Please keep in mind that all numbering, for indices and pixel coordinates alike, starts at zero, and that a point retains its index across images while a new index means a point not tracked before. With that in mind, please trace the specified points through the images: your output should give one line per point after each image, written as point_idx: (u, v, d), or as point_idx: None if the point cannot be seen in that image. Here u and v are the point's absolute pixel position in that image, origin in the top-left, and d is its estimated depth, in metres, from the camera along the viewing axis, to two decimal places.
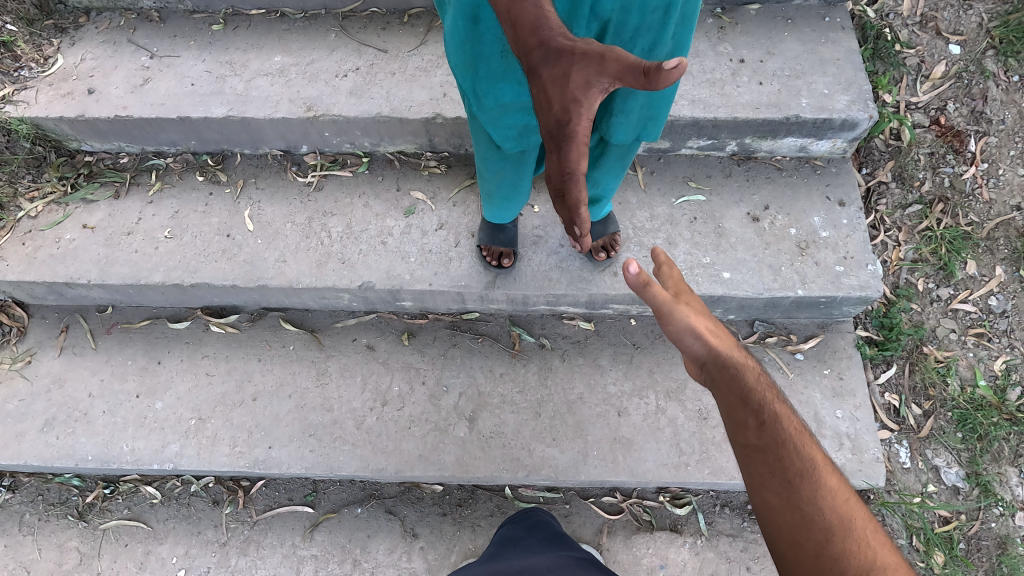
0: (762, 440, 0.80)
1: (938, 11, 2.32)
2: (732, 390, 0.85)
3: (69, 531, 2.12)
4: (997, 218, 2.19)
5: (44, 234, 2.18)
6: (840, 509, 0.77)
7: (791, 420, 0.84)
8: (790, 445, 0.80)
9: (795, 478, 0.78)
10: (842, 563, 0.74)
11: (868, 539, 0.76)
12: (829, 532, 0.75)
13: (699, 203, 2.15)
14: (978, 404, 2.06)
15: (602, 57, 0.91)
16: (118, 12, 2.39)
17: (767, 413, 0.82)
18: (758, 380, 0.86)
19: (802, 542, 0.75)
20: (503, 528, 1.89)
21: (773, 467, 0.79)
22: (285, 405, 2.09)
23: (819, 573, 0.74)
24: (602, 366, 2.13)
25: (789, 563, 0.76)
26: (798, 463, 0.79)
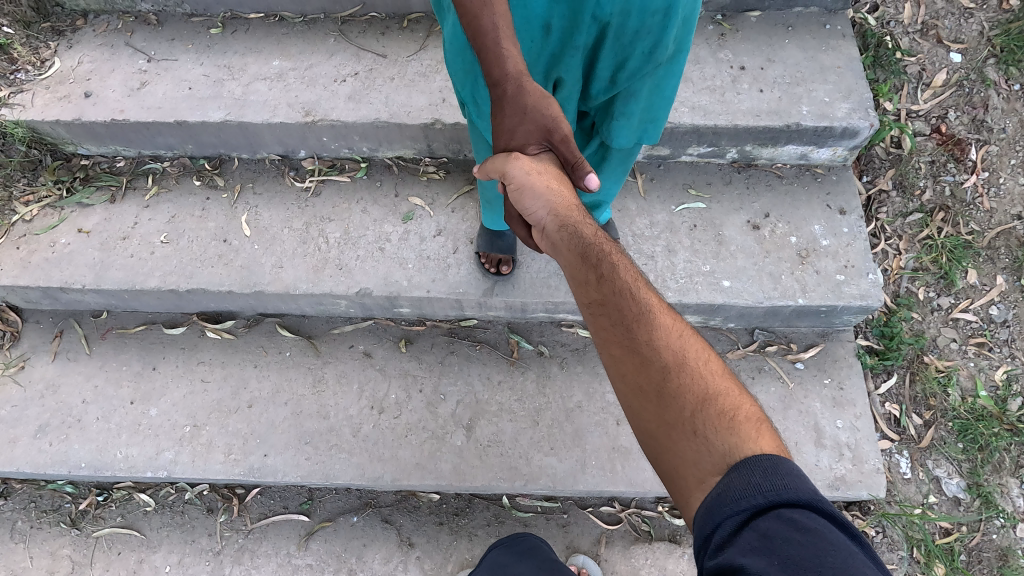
0: (600, 293, 0.95)
1: (938, 19, 2.32)
2: (572, 252, 1.03)
3: (62, 539, 2.10)
4: (998, 227, 2.18)
5: (39, 238, 2.16)
6: (676, 346, 0.89)
7: (629, 273, 0.98)
8: (625, 293, 0.94)
9: (632, 325, 0.90)
10: (681, 403, 0.84)
11: (704, 371, 0.87)
12: (666, 371, 0.86)
13: (699, 210, 2.14)
14: (979, 414, 2.04)
15: (549, 131, 1.19)
16: (116, 15, 2.38)
17: (603, 267, 0.98)
18: (595, 236, 1.05)
19: (643, 383, 0.86)
20: (493, 550, 1.86)
21: (613, 320, 0.92)
22: (281, 412, 2.08)
23: (661, 407, 0.84)
24: (601, 374, 2.12)
25: (634, 407, 0.88)
26: (635, 311, 0.92)
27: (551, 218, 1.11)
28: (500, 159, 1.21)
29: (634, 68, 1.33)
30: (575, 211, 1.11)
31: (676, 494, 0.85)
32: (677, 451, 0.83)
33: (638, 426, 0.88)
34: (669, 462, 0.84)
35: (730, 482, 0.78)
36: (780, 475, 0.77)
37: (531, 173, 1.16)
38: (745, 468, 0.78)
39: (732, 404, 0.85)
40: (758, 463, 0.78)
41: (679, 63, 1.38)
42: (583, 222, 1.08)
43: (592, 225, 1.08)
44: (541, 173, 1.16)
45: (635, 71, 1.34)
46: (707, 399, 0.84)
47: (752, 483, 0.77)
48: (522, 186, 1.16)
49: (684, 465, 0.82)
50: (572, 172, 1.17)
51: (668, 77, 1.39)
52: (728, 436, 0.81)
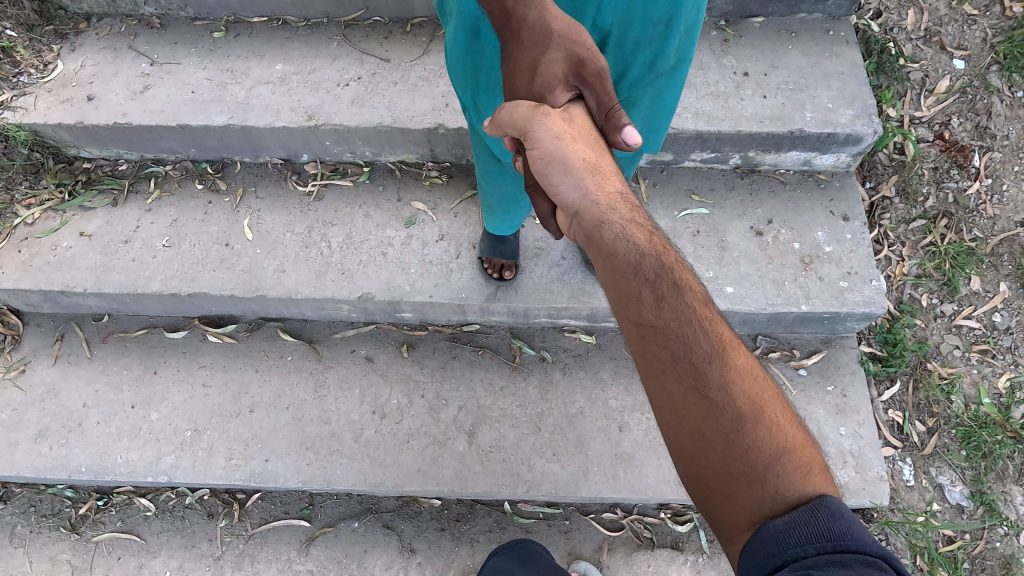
0: (661, 318, 0.92)
1: (942, 26, 2.32)
2: (624, 259, 0.97)
3: (62, 543, 2.09)
4: (1001, 233, 2.18)
5: (40, 241, 2.15)
6: (749, 390, 0.90)
7: (691, 296, 0.96)
8: (689, 325, 0.92)
9: (706, 364, 0.89)
10: (749, 452, 0.85)
11: (770, 416, 0.90)
12: (737, 420, 0.87)
13: (702, 216, 2.13)
14: (982, 422, 2.04)
15: (578, 64, 1.09)
16: (119, 18, 2.38)
17: (663, 287, 0.94)
18: (652, 244, 1.00)
19: (707, 429, 0.86)
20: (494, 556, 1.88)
21: (676, 352, 0.90)
22: (283, 417, 2.07)
23: (731, 452, 0.86)
24: (604, 380, 2.11)
25: (690, 446, 0.88)
26: (703, 348, 0.90)
27: (588, 204, 1.05)
28: (526, 108, 1.08)
29: (635, 78, 1.34)
30: (619, 208, 1.05)
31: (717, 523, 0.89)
32: (736, 497, 0.85)
33: (687, 462, 0.89)
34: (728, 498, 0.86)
35: (792, 530, 0.81)
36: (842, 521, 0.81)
37: (562, 136, 1.07)
38: (812, 515, 0.82)
39: (795, 450, 0.89)
40: (825, 511, 0.82)
41: (682, 74, 1.38)
42: (631, 225, 1.03)
43: (642, 227, 1.03)
44: (577, 141, 1.08)
45: (636, 81, 1.35)
46: (773, 447, 0.87)
47: (819, 531, 0.80)
48: (554, 160, 1.07)
49: (745, 506, 0.85)
50: (606, 119, 1.09)
51: (670, 87, 1.39)
52: (793, 485, 0.85)
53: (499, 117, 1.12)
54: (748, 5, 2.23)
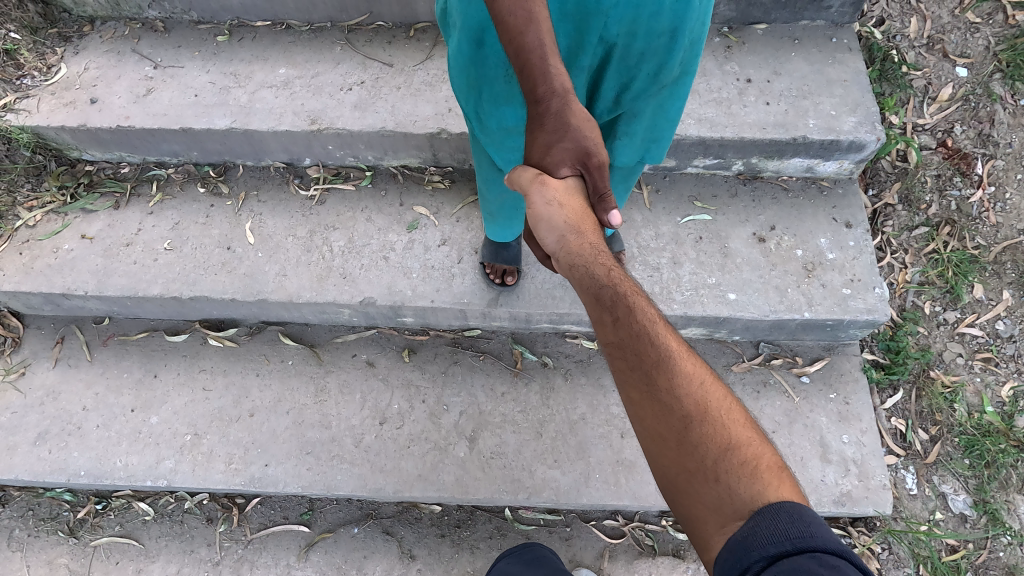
0: (618, 336, 0.92)
1: (944, 34, 2.32)
2: (589, 291, 0.98)
3: (60, 548, 2.08)
4: (1004, 241, 2.18)
5: (42, 244, 2.15)
6: (696, 393, 0.86)
7: (646, 313, 0.95)
8: (641, 336, 0.90)
9: (651, 370, 0.87)
10: (701, 453, 0.82)
11: (722, 419, 0.85)
12: (688, 420, 0.84)
13: (704, 222, 2.13)
14: (986, 430, 2.03)
15: (586, 154, 1.08)
16: (123, 21, 2.38)
17: (620, 309, 0.94)
18: (610, 274, 1.00)
19: (663, 430, 0.84)
20: (503, 560, 1.88)
21: (631, 363, 0.89)
22: (283, 421, 2.06)
23: (683, 456, 0.82)
24: (605, 386, 2.10)
25: (653, 454, 0.86)
26: (654, 354, 0.88)
27: (564, 253, 1.05)
28: (528, 175, 1.11)
29: (639, 89, 1.34)
30: (588, 251, 1.04)
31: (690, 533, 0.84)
32: (696, 497, 0.81)
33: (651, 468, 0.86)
34: (688, 505, 0.82)
35: (756, 529, 0.77)
36: (804, 522, 0.76)
37: (552, 203, 1.07)
38: (770, 516, 0.77)
39: (753, 454, 0.84)
40: (784, 512, 0.77)
41: (685, 85, 1.38)
42: (596, 260, 1.02)
43: (606, 262, 1.02)
44: (563, 205, 1.07)
45: (639, 91, 1.35)
46: (727, 448, 0.83)
47: (779, 530, 0.76)
48: (540, 219, 1.08)
49: (703, 511, 0.81)
50: (596, 203, 1.09)
51: (672, 98, 1.39)
52: (750, 486, 0.80)
53: (511, 177, 1.17)
54: (751, 12, 2.23)
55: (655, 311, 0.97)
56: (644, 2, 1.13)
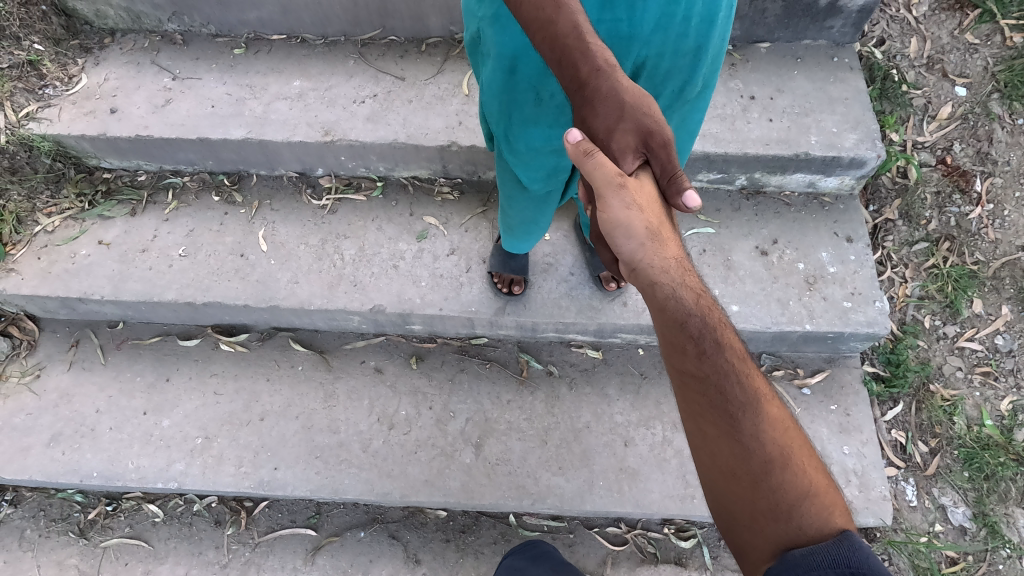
0: (703, 370, 0.97)
1: (944, 54, 2.38)
2: (672, 314, 0.99)
3: (70, 549, 2.11)
4: (1003, 257, 2.22)
5: (60, 249, 2.20)
6: (778, 438, 0.96)
7: (730, 350, 1.00)
8: (728, 377, 0.97)
9: (736, 411, 0.96)
10: (776, 493, 0.92)
11: (799, 464, 0.95)
12: (768, 465, 0.93)
13: (708, 235, 2.17)
14: (985, 443, 2.05)
15: (647, 134, 1.03)
16: (143, 34, 2.44)
17: (707, 342, 0.98)
18: (697, 303, 1.01)
19: (740, 469, 0.94)
20: (513, 555, 1.90)
21: (714, 402, 0.96)
22: (292, 426, 2.10)
23: (755, 491, 0.92)
24: (609, 396, 2.14)
25: (723, 484, 0.95)
26: (740, 398, 0.97)
27: (645, 263, 1.02)
28: (606, 170, 1.02)
29: (663, 106, 1.41)
30: (671, 268, 1.02)
31: (743, 555, 0.95)
32: (764, 532, 0.91)
33: (717, 495, 0.96)
34: (750, 531, 0.93)
35: (817, 555, 0.86)
36: (859, 556, 0.84)
37: (632, 207, 1.01)
38: (832, 550, 0.86)
39: (824, 496, 0.94)
40: (845, 544, 0.86)
41: (704, 99, 1.45)
42: (681, 282, 1.02)
43: (690, 284, 1.04)
44: (643, 207, 1.02)
45: (663, 108, 1.41)
46: (802, 490, 0.92)
47: (839, 559, 0.84)
48: (617, 225, 1.03)
49: (766, 540, 0.91)
50: (667, 186, 1.04)
51: (693, 112, 1.46)
52: (818, 524, 0.90)
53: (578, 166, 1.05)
54: (754, 31, 2.28)
55: (740, 350, 1.03)
56: (673, 25, 1.19)
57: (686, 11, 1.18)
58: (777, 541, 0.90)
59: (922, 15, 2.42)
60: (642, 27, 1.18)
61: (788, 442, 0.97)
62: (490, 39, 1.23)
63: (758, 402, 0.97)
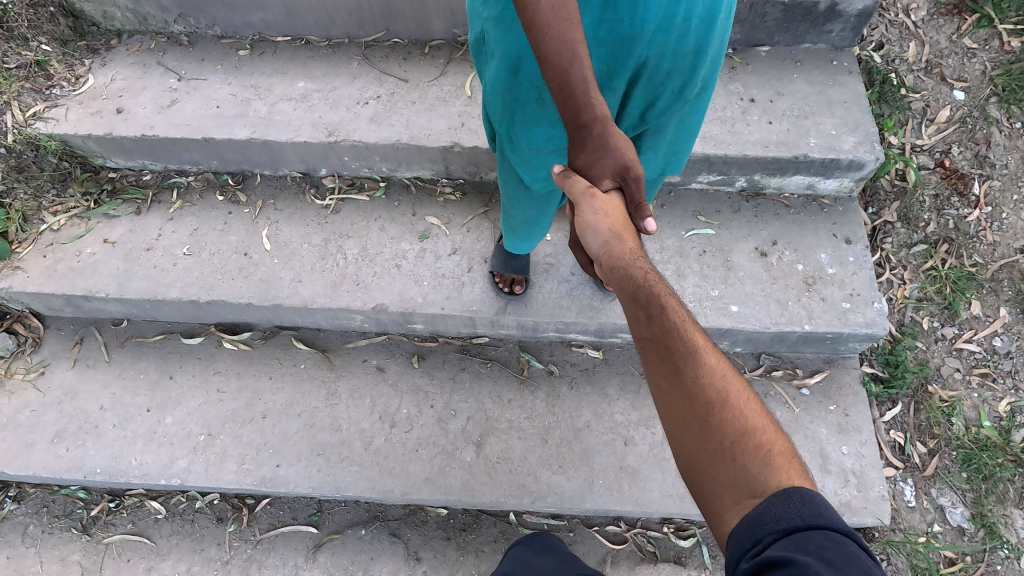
0: (649, 330, 0.96)
1: (942, 58, 2.40)
2: (624, 288, 1.02)
3: (73, 545, 2.12)
4: (1001, 260, 2.23)
5: (66, 247, 2.22)
6: (724, 387, 0.90)
7: (680, 312, 0.98)
8: (673, 332, 0.94)
9: (681, 363, 0.92)
10: (723, 441, 0.87)
11: (746, 411, 0.89)
12: (711, 411, 0.88)
13: (708, 236, 2.19)
14: (983, 444, 2.06)
15: (624, 168, 1.11)
16: (149, 35, 2.47)
17: (654, 306, 0.98)
18: (647, 277, 1.02)
19: (686, 417, 0.89)
20: (517, 547, 1.90)
21: (662, 356, 0.93)
22: (294, 424, 2.11)
23: (704, 441, 0.87)
24: (610, 395, 2.15)
25: (678, 440, 0.90)
26: (685, 350, 0.93)
27: (607, 256, 1.07)
28: (580, 185, 1.12)
29: (664, 106, 1.42)
30: (628, 253, 1.05)
31: (706, 511, 0.88)
32: (715, 480, 0.86)
33: (677, 452, 0.91)
34: (706, 485, 0.87)
35: (769, 506, 0.81)
36: (812, 503, 0.80)
37: (599, 213, 1.08)
38: (785, 499, 0.81)
39: (773, 449, 0.87)
40: (796, 494, 0.81)
41: (704, 100, 1.47)
42: (634, 262, 1.04)
43: (645, 262, 1.05)
44: (609, 214, 1.09)
45: (664, 109, 1.43)
46: (747, 438, 0.87)
47: (791, 509, 0.80)
48: (586, 226, 1.11)
49: (722, 491, 0.85)
50: (633, 212, 1.12)
51: (692, 113, 1.48)
52: (764, 473, 0.84)
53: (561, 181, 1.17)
54: (755, 35, 2.31)
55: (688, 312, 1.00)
56: (674, 26, 1.21)
57: (686, 11, 1.19)
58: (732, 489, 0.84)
59: (921, 20, 2.45)
60: (644, 28, 1.19)
61: (737, 391, 0.91)
62: (494, 40, 1.25)
63: (703, 354, 0.93)
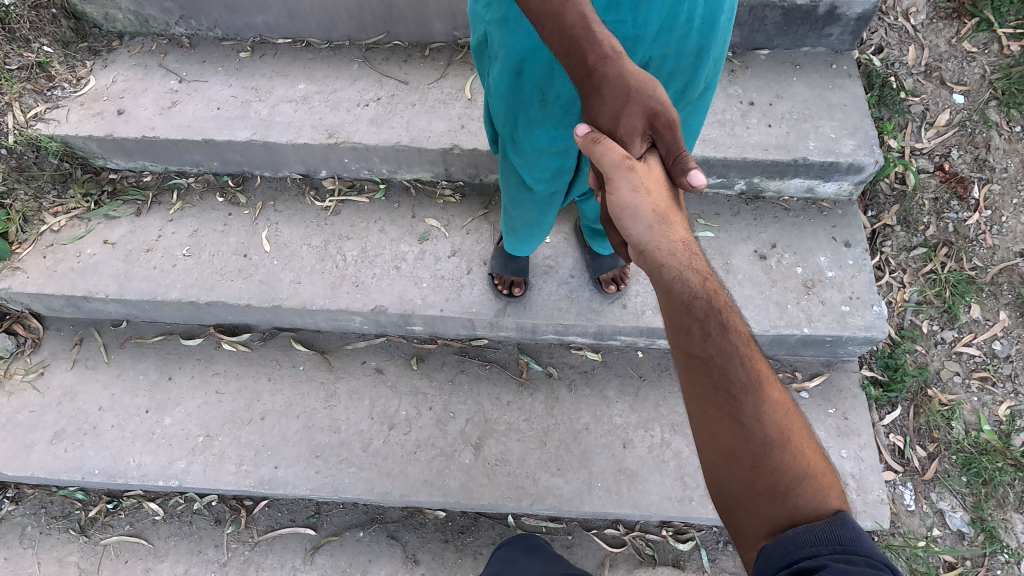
0: (706, 351, 0.96)
1: (941, 62, 2.40)
2: (676, 298, 0.99)
3: (70, 546, 2.12)
4: (1000, 263, 2.23)
5: (66, 248, 2.23)
6: (777, 419, 0.95)
7: (736, 332, 0.99)
8: (732, 359, 0.96)
9: (738, 392, 0.94)
10: (775, 473, 0.91)
11: (795, 443, 0.94)
12: (767, 445, 0.92)
13: (707, 239, 2.19)
14: (983, 448, 2.06)
15: (654, 115, 1.06)
16: (150, 37, 2.48)
17: (712, 324, 0.97)
18: (704, 286, 1.00)
19: (739, 449, 0.93)
20: (503, 549, 1.90)
21: (717, 382, 0.95)
22: (293, 425, 2.11)
23: (752, 471, 0.92)
24: (608, 398, 2.15)
25: (720, 465, 0.95)
26: (741, 378, 0.95)
27: (652, 246, 1.03)
28: (616, 156, 1.05)
29: None
30: (678, 251, 1.03)
31: (737, 531, 0.95)
32: (761, 511, 0.91)
33: (715, 475, 0.96)
34: (746, 510, 0.92)
35: (810, 533, 0.86)
36: (849, 531, 0.86)
37: (639, 189, 1.03)
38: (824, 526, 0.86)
39: (822, 477, 0.93)
40: (838, 522, 0.87)
41: (705, 101, 1.48)
42: (688, 266, 1.01)
43: (698, 266, 1.03)
44: (650, 190, 1.03)
45: None
46: (800, 471, 0.92)
47: (832, 536, 0.86)
48: (625, 208, 1.05)
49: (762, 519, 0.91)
50: (674, 166, 1.06)
51: (694, 113, 1.49)
52: (814, 504, 0.90)
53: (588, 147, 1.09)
54: (754, 38, 2.31)
55: (744, 333, 1.01)
56: (676, 27, 1.21)
57: (689, 12, 1.20)
58: (773, 520, 0.90)
59: (920, 23, 2.45)
60: (646, 28, 1.20)
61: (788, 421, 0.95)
62: (497, 42, 1.25)
63: (760, 381, 0.96)
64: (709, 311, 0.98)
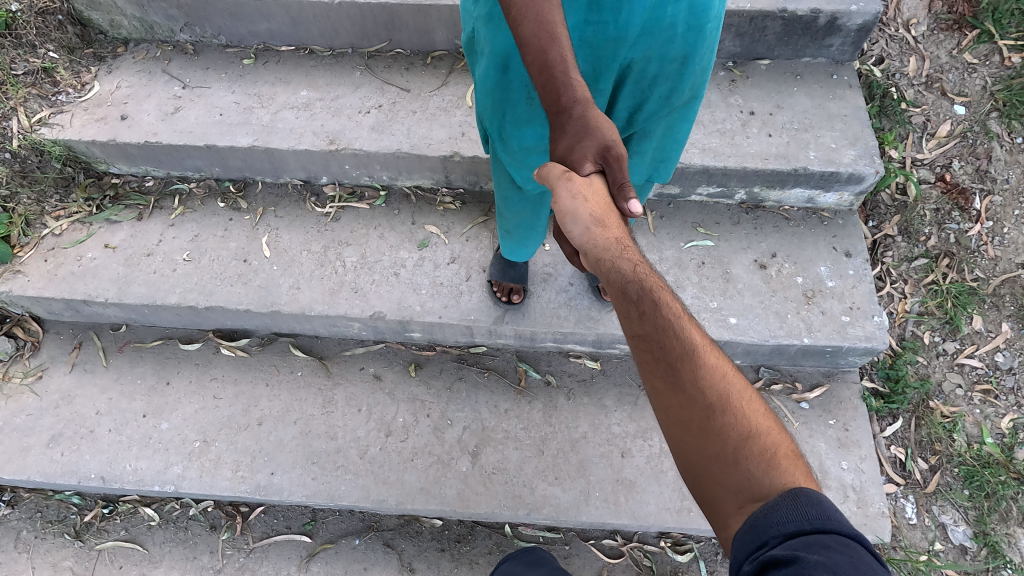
0: (642, 328, 0.92)
1: (943, 73, 2.41)
2: (613, 283, 0.97)
3: (64, 550, 2.11)
4: (1002, 275, 2.22)
5: (66, 252, 2.23)
6: (721, 389, 0.88)
7: (671, 307, 0.95)
8: (669, 332, 0.91)
9: (678, 364, 0.89)
10: (725, 442, 0.85)
11: (745, 414, 0.88)
12: (712, 413, 0.86)
13: (707, 248, 2.19)
14: (985, 461, 2.04)
15: (605, 148, 1.06)
16: (155, 43, 2.50)
17: (646, 303, 0.94)
18: (636, 270, 0.98)
19: (686, 420, 0.87)
20: (505, 563, 1.89)
21: (657, 357, 0.90)
22: (290, 431, 2.10)
23: (705, 443, 0.85)
24: (607, 407, 2.14)
25: (680, 443, 0.88)
26: (680, 349, 0.90)
27: (589, 246, 1.02)
28: (556, 171, 1.08)
29: (651, 111, 1.43)
30: (614, 244, 1.01)
31: (709, 510, 0.87)
32: (721, 485, 0.84)
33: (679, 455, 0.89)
34: (709, 486, 0.86)
35: (776, 510, 0.79)
36: (819, 506, 0.79)
37: (577, 197, 1.03)
38: (790, 501, 0.79)
39: (772, 440, 0.87)
40: (803, 495, 0.80)
41: (693, 109, 1.48)
42: (622, 254, 0.99)
43: (631, 255, 1.00)
44: (588, 199, 1.03)
45: (651, 114, 1.44)
46: (749, 437, 0.85)
47: (800, 509, 0.78)
48: (565, 213, 1.05)
49: (724, 492, 0.84)
50: (616, 193, 1.04)
51: (681, 121, 1.49)
52: (769, 472, 0.83)
53: (540, 170, 1.12)
54: (755, 49, 2.32)
55: (683, 310, 0.97)
56: (659, 30, 1.23)
57: (673, 17, 1.20)
58: (736, 494, 0.83)
59: (921, 35, 2.46)
60: (629, 30, 1.21)
61: (739, 394, 0.89)
62: (484, 38, 1.26)
63: (701, 353, 0.91)
64: (640, 288, 0.95)
